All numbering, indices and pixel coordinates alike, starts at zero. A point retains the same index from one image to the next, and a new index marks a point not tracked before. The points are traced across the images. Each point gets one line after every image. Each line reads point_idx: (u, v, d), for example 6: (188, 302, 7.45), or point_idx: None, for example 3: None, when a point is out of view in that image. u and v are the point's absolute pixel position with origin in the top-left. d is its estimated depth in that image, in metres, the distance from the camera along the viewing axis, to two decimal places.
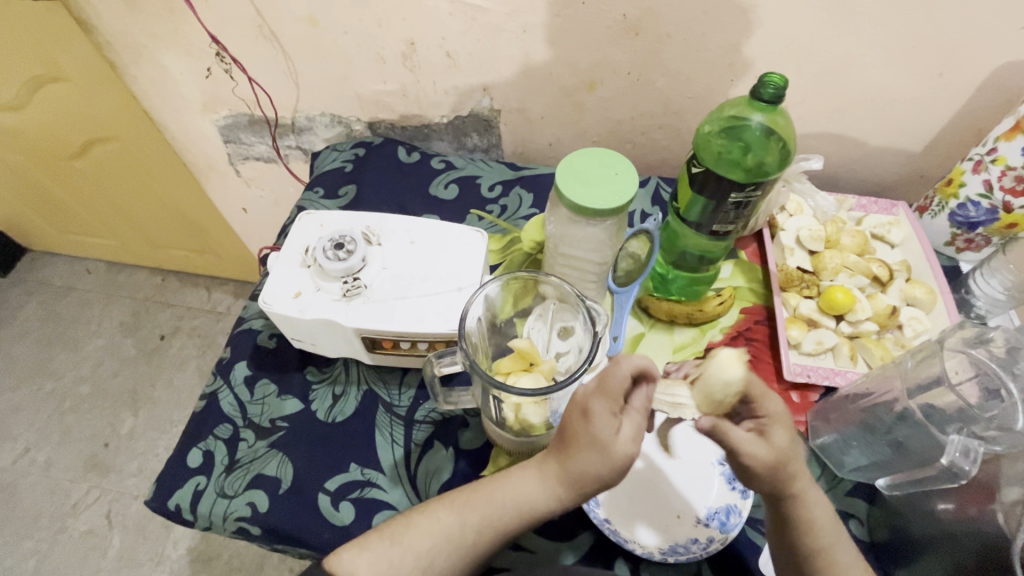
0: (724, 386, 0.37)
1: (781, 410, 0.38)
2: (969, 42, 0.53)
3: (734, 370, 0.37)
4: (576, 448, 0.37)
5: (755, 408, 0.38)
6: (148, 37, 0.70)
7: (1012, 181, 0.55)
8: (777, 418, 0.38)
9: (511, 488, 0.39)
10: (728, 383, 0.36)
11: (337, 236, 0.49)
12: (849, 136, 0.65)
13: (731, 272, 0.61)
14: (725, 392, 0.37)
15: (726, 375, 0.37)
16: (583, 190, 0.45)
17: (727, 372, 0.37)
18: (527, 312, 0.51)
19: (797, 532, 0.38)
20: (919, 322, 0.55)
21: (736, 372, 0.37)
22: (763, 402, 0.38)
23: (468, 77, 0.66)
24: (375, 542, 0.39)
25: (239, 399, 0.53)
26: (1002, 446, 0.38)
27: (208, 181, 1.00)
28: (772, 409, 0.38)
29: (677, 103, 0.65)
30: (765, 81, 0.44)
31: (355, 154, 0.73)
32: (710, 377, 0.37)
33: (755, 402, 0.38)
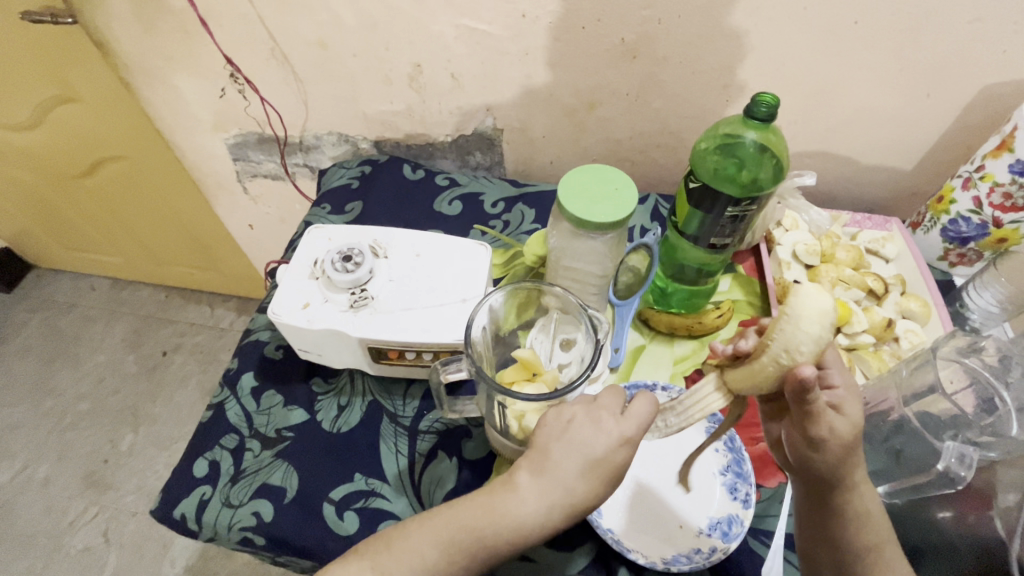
0: (820, 318, 0.32)
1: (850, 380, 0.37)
2: (954, 64, 0.56)
3: (821, 300, 0.33)
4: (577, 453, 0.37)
5: (829, 379, 0.37)
6: (163, 60, 0.73)
7: (1001, 198, 0.56)
8: (850, 390, 0.37)
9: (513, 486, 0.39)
10: (823, 313, 0.32)
11: (345, 248, 0.51)
12: (841, 155, 0.67)
13: (729, 286, 0.62)
14: (820, 325, 0.32)
15: (815, 304, 0.32)
16: (581, 203, 0.47)
17: (816, 302, 0.32)
18: (530, 324, 0.52)
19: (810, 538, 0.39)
20: (915, 334, 0.56)
21: (826, 301, 0.33)
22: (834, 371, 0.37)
23: (473, 98, 0.68)
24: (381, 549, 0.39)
25: (245, 409, 0.54)
26: (996, 452, 0.40)
27: (215, 199, 1.02)
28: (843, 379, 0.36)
29: (674, 123, 0.67)
30: (757, 100, 0.46)
31: (362, 171, 0.75)
32: (796, 318, 0.33)
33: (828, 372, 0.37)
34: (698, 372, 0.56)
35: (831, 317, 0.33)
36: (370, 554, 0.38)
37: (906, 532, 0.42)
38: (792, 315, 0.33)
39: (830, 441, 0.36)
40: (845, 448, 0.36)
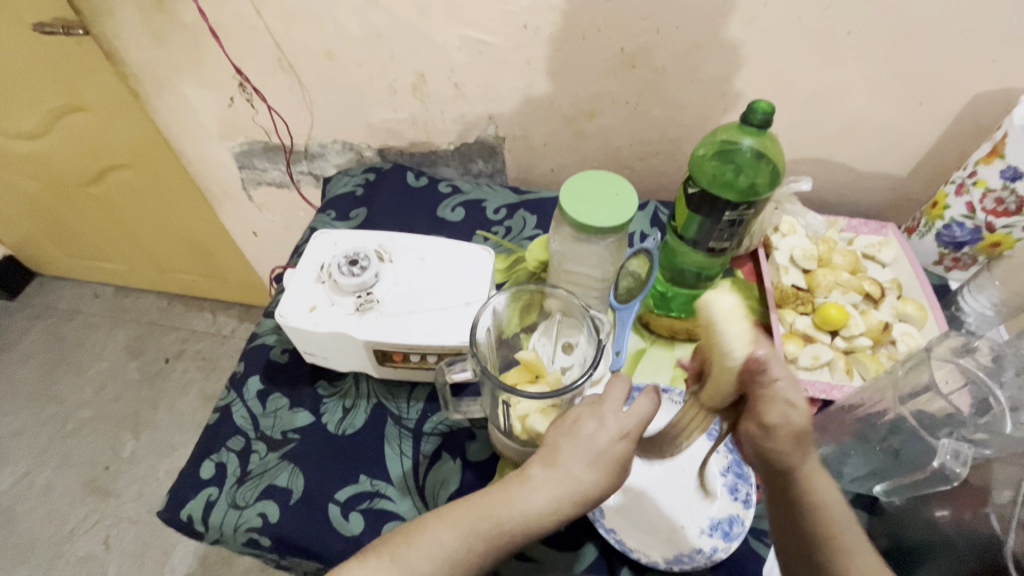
0: (728, 314, 0.36)
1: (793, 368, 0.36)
2: (945, 73, 0.57)
3: (724, 301, 0.37)
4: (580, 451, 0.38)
5: (770, 372, 0.36)
6: (172, 70, 0.74)
7: (993, 203, 0.57)
8: (795, 378, 0.36)
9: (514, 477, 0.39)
10: (727, 311, 0.36)
11: (352, 253, 0.52)
12: (837, 161, 0.69)
13: (728, 290, 0.63)
14: (732, 322, 0.36)
15: (717, 305, 0.37)
16: (584, 208, 0.48)
17: (716, 306, 0.37)
18: (533, 327, 0.53)
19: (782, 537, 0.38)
20: (912, 337, 0.56)
21: (727, 300, 0.37)
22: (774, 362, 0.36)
23: (475, 106, 0.70)
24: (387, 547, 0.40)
25: (252, 412, 0.54)
26: (991, 449, 0.41)
27: (220, 207, 1.03)
28: (784, 369, 0.36)
29: (673, 131, 0.68)
30: (753, 108, 0.47)
31: (366, 179, 0.76)
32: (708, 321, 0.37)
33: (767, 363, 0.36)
34: None
35: (740, 315, 0.37)
36: (389, 548, 0.38)
37: (909, 529, 0.43)
38: (706, 319, 0.37)
39: (783, 429, 0.36)
40: (796, 436, 0.36)
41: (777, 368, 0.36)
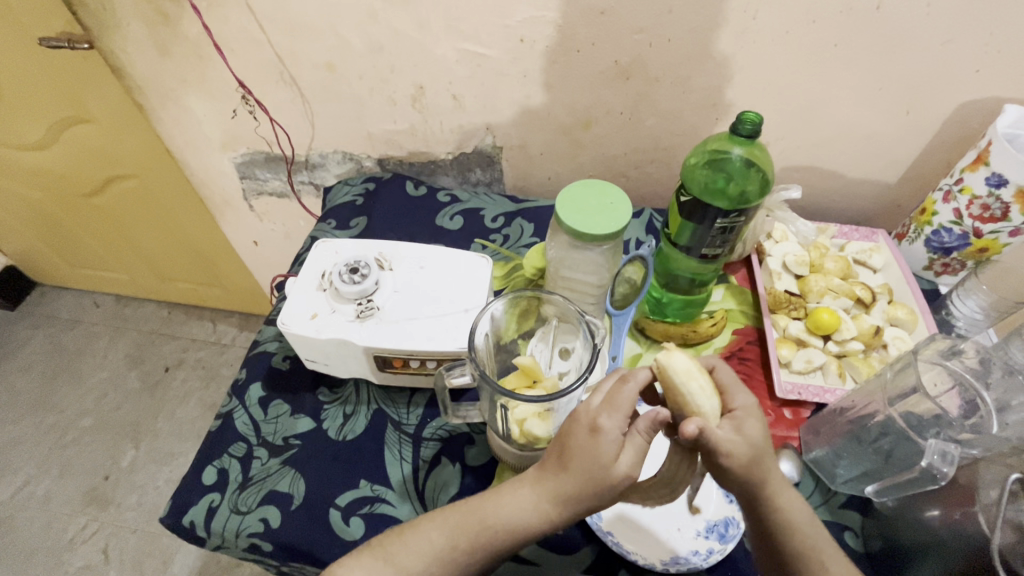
0: (683, 373, 0.38)
1: (752, 401, 0.38)
2: (930, 83, 0.59)
3: (678, 359, 0.39)
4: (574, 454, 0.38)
5: (728, 402, 0.38)
6: (176, 82, 0.75)
7: (980, 209, 0.59)
8: (750, 409, 0.38)
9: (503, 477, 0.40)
10: (680, 371, 0.38)
11: (352, 261, 0.53)
12: (827, 169, 0.70)
13: (723, 296, 0.64)
14: (688, 380, 0.38)
15: (671, 363, 0.38)
16: (579, 216, 0.49)
17: (669, 362, 0.38)
18: (530, 334, 0.54)
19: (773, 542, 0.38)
20: (902, 341, 0.57)
21: (682, 360, 0.39)
22: (733, 394, 0.38)
23: (473, 117, 0.71)
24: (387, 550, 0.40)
25: (253, 418, 0.55)
26: (978, 449, 0.42)
27: (221, 216, 1.04)
28: (742, 401, 0.38)
29: (667, 140, 0.69)
30: (742, 119, 0.48)
31: (366, 188, 0.77)
32: (665, 378, 0.39)
33: (725, 396, 0.39)
34: None
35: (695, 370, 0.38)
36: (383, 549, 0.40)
37: (901, 530, 0.44)
38: (664, 377, 0.39)
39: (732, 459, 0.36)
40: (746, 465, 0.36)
41: (736, 400, 0.38)
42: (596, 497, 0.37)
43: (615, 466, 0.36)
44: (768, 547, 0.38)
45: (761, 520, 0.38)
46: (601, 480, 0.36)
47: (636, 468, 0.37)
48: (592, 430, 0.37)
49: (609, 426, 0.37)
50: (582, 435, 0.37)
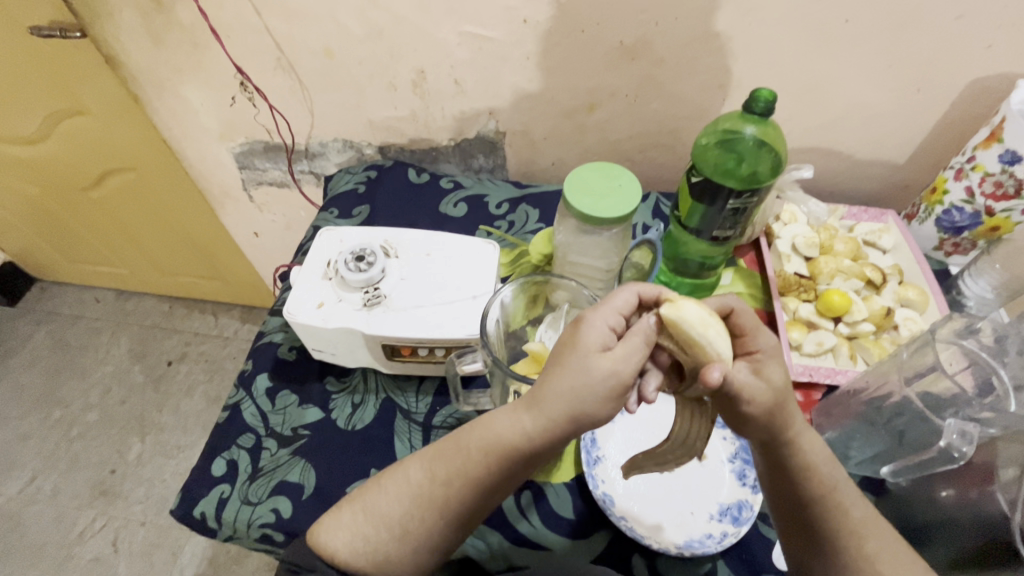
0: (697, 327, 0.35)
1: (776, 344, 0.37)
2: (942, 59, 0.58)
3: (689, 309, 0.35)
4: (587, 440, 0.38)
5: (750, 344, 0.37)
6: (172, 71, 0.74)
7: (992, 187, 0.58)
8: (774, 353, 0.37)
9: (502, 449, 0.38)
10: (692, 326, 0.35)
11: (358, 249, 0.52)
12: (836, 150, 0.69)
13: (731, 279, 0.63)
14: (703, 329, 0.35)
15: (683, 317, 0.35)
16: (588, 200, 0.48)
17: (680, 318, 0.35)
18: (539, 320, 0.53)
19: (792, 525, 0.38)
20: (914, 322, 0.57)
21: (694, 312, 0.35)
22: (754, 336, 0.37)
23: (475, 102, 0.70)
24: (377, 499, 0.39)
25: (261, 409, 0.55)
26: (996, 428, 0.41)
27: (220, 208, 1.03)
28: (765, 343, 0.37)
29: (672, 123, 0.68)
30: (755, 97, 0.47)
31: (367, 176, 0.76)
32: (676, 331, 0.35)
33: (747, 337, 0.38)
34: None
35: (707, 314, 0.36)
36: (362, 500, 0.40)
37: (914, 509, 0.44)
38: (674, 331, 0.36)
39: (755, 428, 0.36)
40: (769, 412, 0.35)
41: (758, 342, 0.37)
42: (575, 390, 0.35)
43: (596, 357, 0.35)
44: (793, 526, 0.39)
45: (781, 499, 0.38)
46: (580, 370, 0.35)
47: (621, 364, 0.35)
48: (580, 325, 0.37)
49: (596, 319, 0.36)
50: (568, 328, 0.37)
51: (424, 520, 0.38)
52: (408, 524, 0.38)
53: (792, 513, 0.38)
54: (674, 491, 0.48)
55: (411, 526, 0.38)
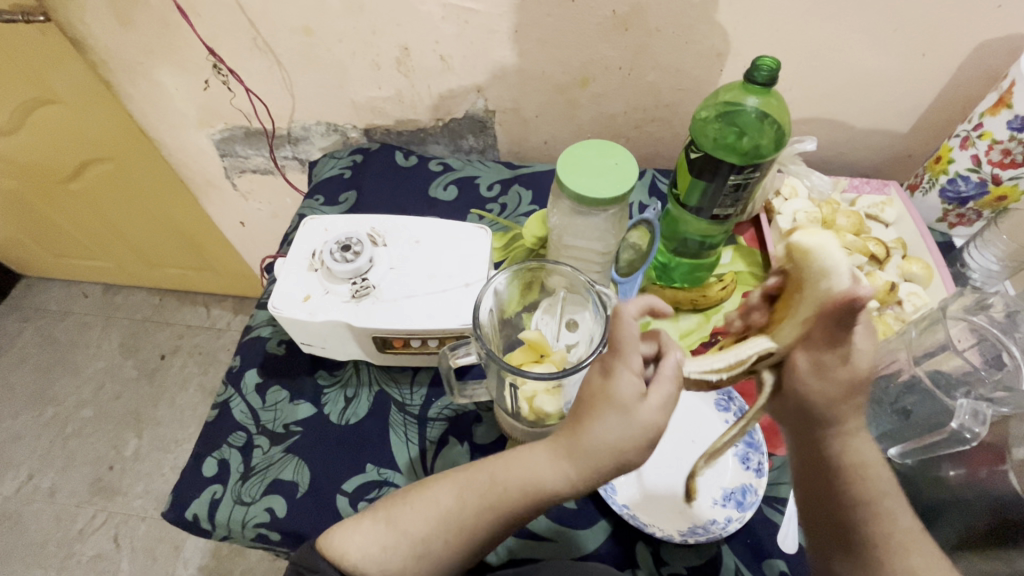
0: (835, 255, 0.31)
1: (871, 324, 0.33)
2: (950, 21, 0.55)
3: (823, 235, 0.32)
4: None
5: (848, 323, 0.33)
6: (144, 54, 0.70)
7: (1000, 155, 0.56)
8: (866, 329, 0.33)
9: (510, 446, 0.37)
10: (832, 250, 0.31)
11: (343, 238, 0.50)
12: (838, 120, 0.67)
13: (731, 257, 0.62)
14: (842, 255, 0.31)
15: (824, 242, 0.31)
16: (583, 180, 0.46)
17: (819, 245, 0.31)
18: (535, 306, 0.52)
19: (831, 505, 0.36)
20: (918, 297, 0.55)
21: (832, 242, 0.32)
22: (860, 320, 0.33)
23: (462, 79, 0.67)
24: None
25: (251, 406, 0.53)
26: (1009, 407, 0.40)
27: (204, 197, 1.00)
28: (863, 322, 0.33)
29: (668, 96, 0.66)
30: (758, 64, 0.45)
31: (353, 161, 0.73)
32: (811, 258, 0.32)
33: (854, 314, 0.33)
34: (705, 345, 0.56)
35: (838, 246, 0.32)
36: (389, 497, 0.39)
37: None
38: (806, 259, 0.32)
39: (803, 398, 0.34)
40: (851, 384, 0.33)
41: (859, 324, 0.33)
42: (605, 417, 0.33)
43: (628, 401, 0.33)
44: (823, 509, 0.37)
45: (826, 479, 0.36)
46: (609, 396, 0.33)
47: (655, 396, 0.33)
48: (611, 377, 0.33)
49: (627, 363, 0.33)
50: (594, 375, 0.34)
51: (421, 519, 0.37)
52: (426, 529, 0.37)
53: (824, 500, 0.37)
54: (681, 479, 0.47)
55: (418, 526, 0.37)
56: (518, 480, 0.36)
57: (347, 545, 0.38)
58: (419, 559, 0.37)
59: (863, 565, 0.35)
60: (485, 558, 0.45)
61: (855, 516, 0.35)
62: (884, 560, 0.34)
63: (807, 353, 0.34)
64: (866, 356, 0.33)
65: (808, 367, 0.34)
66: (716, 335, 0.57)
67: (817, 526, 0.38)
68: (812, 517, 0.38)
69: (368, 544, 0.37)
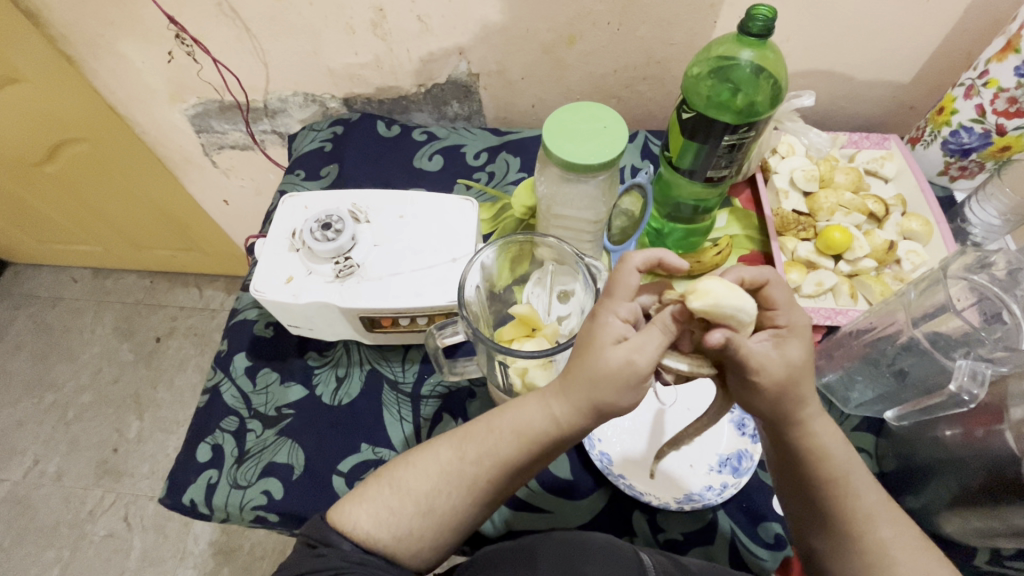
0: (733, 298, 0.31)
1: (800, 321, 0.34)
2: None
3: (715, 286, 0.31)
4: (568, 412, 0.34)
5: (773, 319, 0.34)
6: (104, 26, 0.66)
7: (1005, 103, 0.53)
8: (795, 330, 0.34)
9: (509, 423, 0.36)
10: (726, 303, 0.31)
11: (324, 216, 0.48)
12: (837, 72, 0.64)
13: (726, 221, 0.60)
14: (735, 300, 0.31)
15: (715, 296, 0.31)
16: (571, 145, 0.44)
17: (712, 303, 0.31)
18: (525, 279, 0.50)
19: (809, 470, 0.36)
20: (917, 255, 0.54)
21: (721, 288, 0.31)
22: (783, 312, 0.34)
23: (442, 41, 0.63)
24: (369, 495, 0.37)
25: (242, 390, 0.52)
26: (1008, 367, 0.39)
27: (184, 175, 0.97)
28: (791, 320, 0.34)
29: (660, 52, 0.63)
30: (752, 14, 0.43)
31: (333, 132, 0.70)
32: (712, 315, 0.31)
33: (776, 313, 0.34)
34: None
35: (730, 287, 0.32)
36: (381, 480, 0.38)
37: (918, 449, 0.44)
38: (708, 317, 0.31)
39: (773, 378, 0.33)
40: (783, 391, 0.33)
41: (781, 317, 0.34)
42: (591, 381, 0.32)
43: (609, 350, 0.32)
44: (793, 486, 0.37)
45: (791, 456, 0.36)
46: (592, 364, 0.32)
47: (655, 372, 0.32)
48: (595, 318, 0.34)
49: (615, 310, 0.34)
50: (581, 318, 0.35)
51: (412, 503, 0.36)
52: (424, 509, 0.36)
53: (796, 483, 0.37)
54: (648, 448, 0.47)
55: (412, 506, 0.36)
56: (516, 454, 0.36)
57: None
58: (422, 533, 0.36)
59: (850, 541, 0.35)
60: (481, 529, 0.45)
61: (829, 501, 0.35)
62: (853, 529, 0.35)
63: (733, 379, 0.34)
64: (793, 360, 0.33)
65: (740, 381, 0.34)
66: None
67: (791, 504, 0.38)
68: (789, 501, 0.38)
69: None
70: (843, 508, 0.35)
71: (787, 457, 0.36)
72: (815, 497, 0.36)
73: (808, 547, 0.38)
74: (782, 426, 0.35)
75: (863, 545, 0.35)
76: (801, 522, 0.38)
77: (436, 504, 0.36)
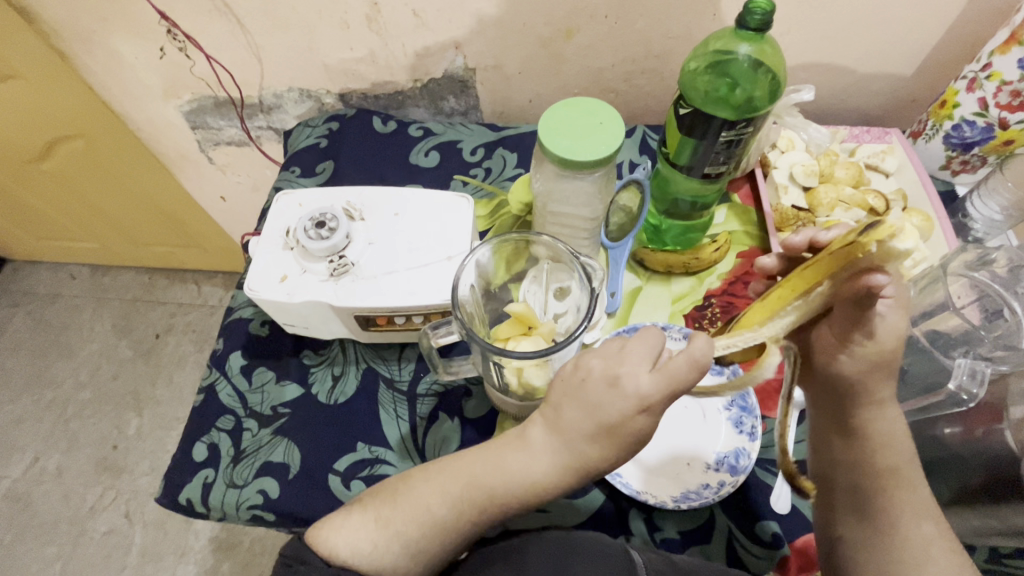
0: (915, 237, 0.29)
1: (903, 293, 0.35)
2: None
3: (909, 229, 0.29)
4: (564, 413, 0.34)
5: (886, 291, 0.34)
6: (96, 21, 0.66)
7: (1008, 97, 0.53)
8: (899, 302, 0.35)
9: None
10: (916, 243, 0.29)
11: (317, 214, 0.47)
12: (838, 65, 0.63)
13: (726, 217, 0.59)
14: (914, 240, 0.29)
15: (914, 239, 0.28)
16: (566, 141, 0.43)
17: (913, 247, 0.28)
18: (521, 276, 0.50)
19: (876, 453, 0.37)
20: (919, 252, 0.52)
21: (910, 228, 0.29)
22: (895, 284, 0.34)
23: (438, 35, 0.63)
24: None
25: (238, 389, 0.52)
26: (1009, 365, 0.39)
27: (180, 171, 0.96)
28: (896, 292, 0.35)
29: (659, 45, 0.62)
30: (750, 8, 0.42)
31: (329, 128, 0.70)
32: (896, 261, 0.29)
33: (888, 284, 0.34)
34: (697, 309, 0.54)
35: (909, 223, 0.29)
36: None
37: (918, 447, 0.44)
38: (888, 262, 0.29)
39: (867, 352, 0.36)
40: (877, 361, 0.36)
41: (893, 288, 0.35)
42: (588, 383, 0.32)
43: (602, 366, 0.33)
44: (845, 473, 0.38)
45: (854, 437, 0.37)
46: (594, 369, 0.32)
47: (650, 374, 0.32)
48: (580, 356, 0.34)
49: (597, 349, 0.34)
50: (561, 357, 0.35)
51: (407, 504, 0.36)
52: (419, 509, 0.36)
53: (849, 468, 0.38)
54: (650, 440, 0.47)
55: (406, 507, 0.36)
56: (514, 453, 0.35)
57: (346, 527, 0.37)
58: (418, 533, 0.36)
59: (874, 528, 0.36)
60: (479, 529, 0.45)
61: (875, 484, 0.36)
62: (893, 522, 0.35)
63: (835, 339, 0.37)
64: (890, 335, 0.36)
65: (836, 345, 0.37)
66: (710, 299, 0.55)
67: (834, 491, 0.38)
68: (830, 483, 0.39)
69: (373, 519, 0.37)
70: (891, 500, 0.35)
71: (848, 441, 0.38)
72: (866, 484, 0.36)
73: (833, 535, 0.38)
74: (853, 404, 0.37)
75: (902, 539, 0.34)
76: (845, 513, 0.37)
77: (432, 505, 0.36)
